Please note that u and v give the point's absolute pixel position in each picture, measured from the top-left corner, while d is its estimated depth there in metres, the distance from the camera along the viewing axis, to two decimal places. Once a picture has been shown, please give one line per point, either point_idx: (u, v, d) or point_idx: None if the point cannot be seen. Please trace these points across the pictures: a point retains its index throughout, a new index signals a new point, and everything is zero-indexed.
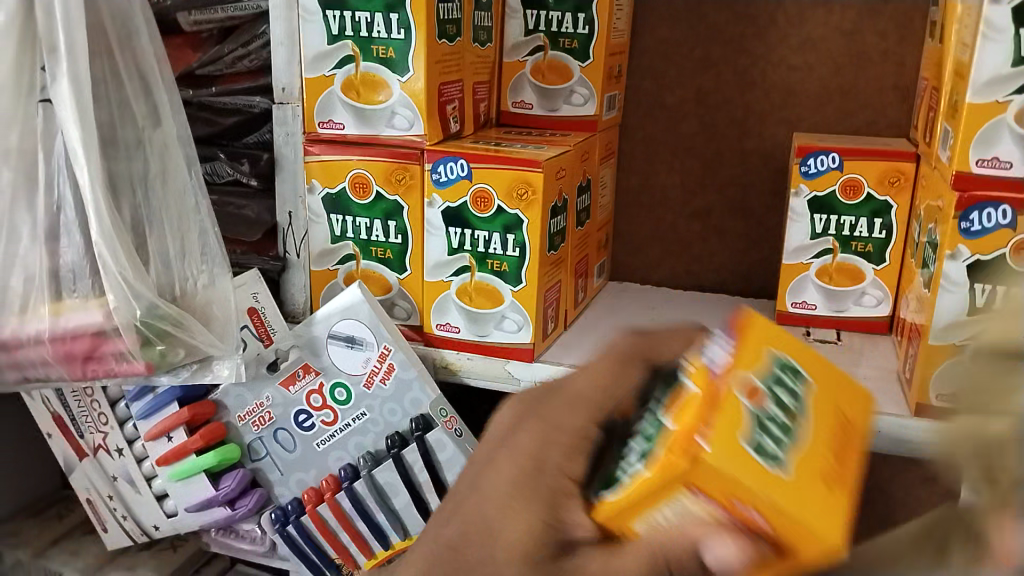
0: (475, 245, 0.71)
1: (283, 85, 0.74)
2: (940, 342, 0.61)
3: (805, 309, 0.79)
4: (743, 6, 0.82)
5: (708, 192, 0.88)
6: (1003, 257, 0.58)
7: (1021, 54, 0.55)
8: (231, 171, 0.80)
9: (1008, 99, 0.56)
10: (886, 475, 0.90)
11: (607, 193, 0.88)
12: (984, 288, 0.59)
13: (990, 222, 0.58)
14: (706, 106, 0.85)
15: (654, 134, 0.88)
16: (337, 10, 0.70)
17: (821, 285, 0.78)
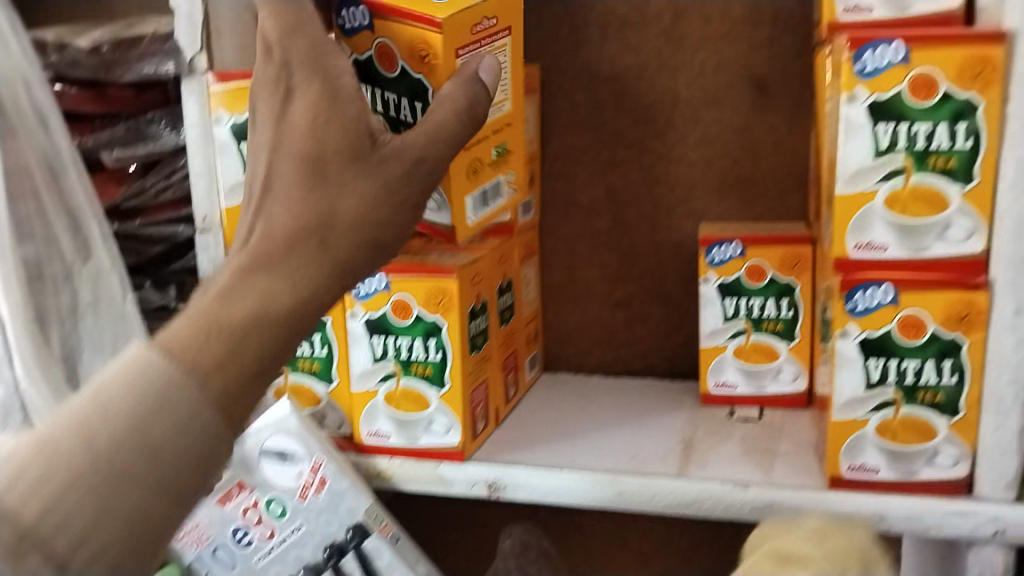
0: (399, 352, 0.73)
1: (205, 214, 0.79)
2: (843, 416, 0.63)
3: (726, 389, 0.82)
4: (641, 111, 0.89)
5: (627, 283, 0.92)
6: (891, 333, 0.62)
7: (880, 147, 0.61)
8: (160, 298, 0.83)
9: (875, 187, 0.61)
10: None
11: (532, 289, 0.91)
12: (876, 362, 0.62)
13: (873, 301, 0.62)
14: (617, 203, 0.91)
15: (571, 232, 0.93)
16: (250, 143, 0.76)
17: (739, 365, 0.81)
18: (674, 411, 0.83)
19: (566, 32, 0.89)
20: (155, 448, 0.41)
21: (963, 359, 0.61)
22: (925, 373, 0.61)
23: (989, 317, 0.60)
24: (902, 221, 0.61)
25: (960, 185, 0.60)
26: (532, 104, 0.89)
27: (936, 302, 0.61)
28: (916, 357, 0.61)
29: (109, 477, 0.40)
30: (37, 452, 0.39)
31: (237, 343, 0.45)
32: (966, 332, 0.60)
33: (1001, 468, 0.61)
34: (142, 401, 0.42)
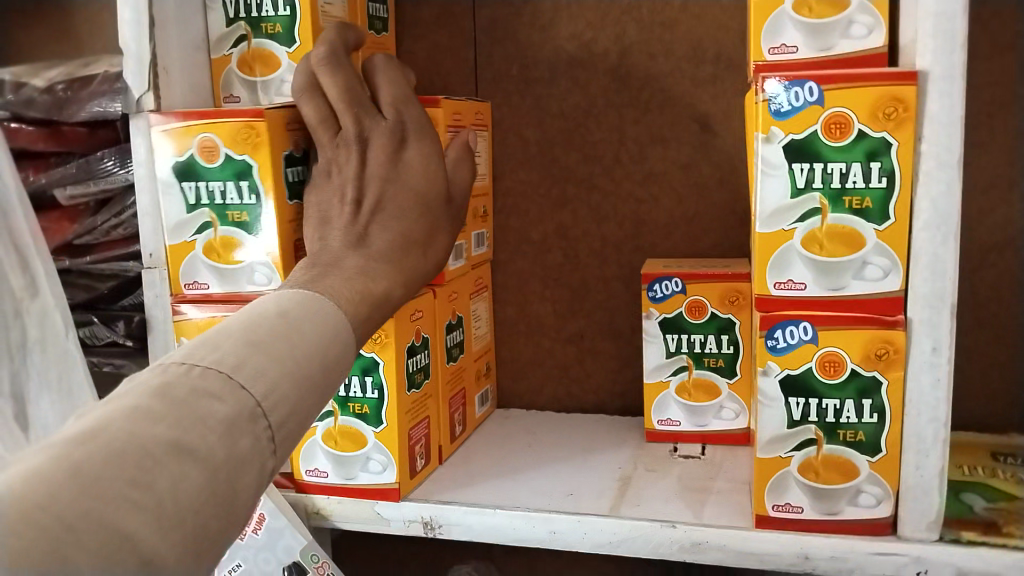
0: (335, 391, 0.73)
1: (150, 252, 0.78)
2: (767, 454, 0.63)
3: (670, 425, 0.82)
4: (590, 148, 0.89)
5: (578, 318, 0.92)
6: (811, 371, 0.62)
7: (796, 186, 0.60)
8: (108, 334, 0.84)
9: (791, 227, 0.61)
10: None
11: (483, 324, 0.91)
12: (797, 400, 0.62)
13: (794, 339, 0.61)
14: (567, 239, 0.91)
15: (523, 267, 0.93)
16: (192, 181, 0.74)
17: (682, 402, 0.81)
18: (618, 448, 0.82)
19: (515, 70, 0.90)
20: (270, 376, 0.49)
21: (883, 397, 0.61)
22: (844, 411, 0.62)
23: (906, 357, 0.60)
24: (819, 260, 0.60)
25: (875, 224, 0.59)
26: (482, 142, 0.88)
27: (855, 341, 0.61)
28: (836, 396, 0.61)
29: (296, 386, 0.50)
30: (184, 375, 0.45)
31: (272, 348, 0.50)
32: (885, 371, 0.60)
33: (923, 508, 0.61)
34: (253, 339, 0.50)
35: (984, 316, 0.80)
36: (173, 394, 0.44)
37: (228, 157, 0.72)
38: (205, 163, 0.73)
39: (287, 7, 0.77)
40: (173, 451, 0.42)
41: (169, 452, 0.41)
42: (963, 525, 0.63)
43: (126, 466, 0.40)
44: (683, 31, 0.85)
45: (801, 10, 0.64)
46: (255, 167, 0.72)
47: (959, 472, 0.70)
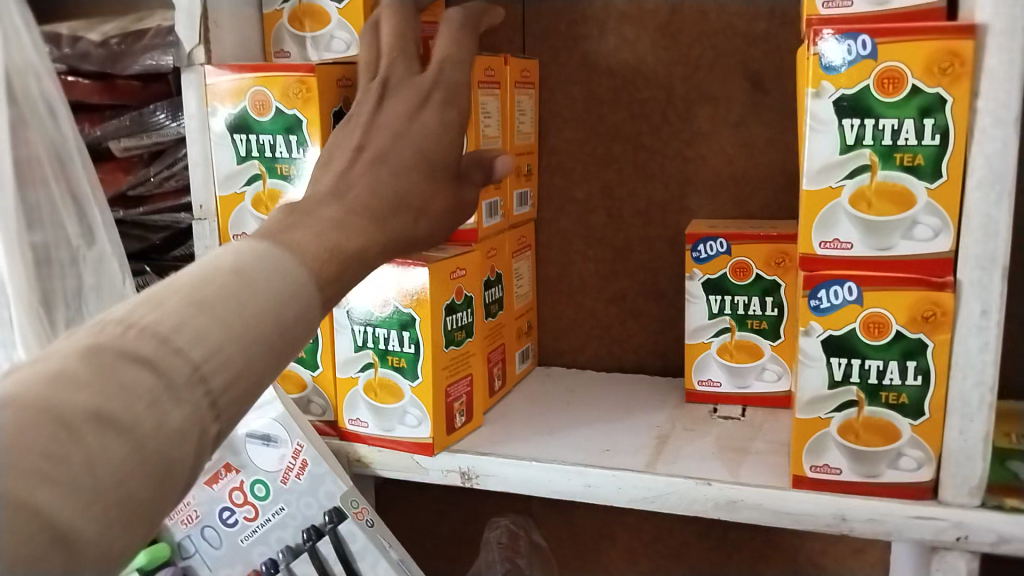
0: (377, 342, 0.75)
1: (201, 203, 0.80)
2: (807, 415, 0.63)
3: (711, 386, 0.82)
4: (637, 107, 0.88)
5: (621, 279, 0.92)
6: (855, 332, 0.61)
7: (846, 142, 0.58)
8: (159, 284, 0.86)
9: (840, 184, 0.59)
10: (818, 550, 0.89)
11: (525, 283, 0.92)
12: (839, 361, 0.61)
13: (838, 299, 0.60)
14: (612, 199, 0.91)
15: (567, 226, 0.93)
16: (244, 134, 0.75)
17: (723, 363, 0.81)
18: (658, 407, 0.83)
19: (564, 26, 0.89)
20: (161, 382, 0.37)
21: (929, 359, 0.60)
22: (887, 373, 0.61)
23: (954, 319, 0.58)
24: (867, 218, 0.59)
25: (927, 182, 0.58)
26: (528, 98, 0.88)
27: (901, 302, 0.59)
28: (879, 358, 0.61)
29: (243, 350, 0.41)
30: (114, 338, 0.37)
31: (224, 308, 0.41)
32: (931, 334, 0.59)
33: (966, 472, 0.60)
34: (197, 297, 0.40)
35: None
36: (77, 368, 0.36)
37: (279, 112, 0.73)
38: (256, 117, 0.74)
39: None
40: (100, 422, 0.35)
41: (96, 422, 0.34)
42: (1005, 492, 0.62)
43: (48, 436, 0.33)
44: None
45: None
46: (305, 122, 0.73)
47: (1006, 439, 0.69)
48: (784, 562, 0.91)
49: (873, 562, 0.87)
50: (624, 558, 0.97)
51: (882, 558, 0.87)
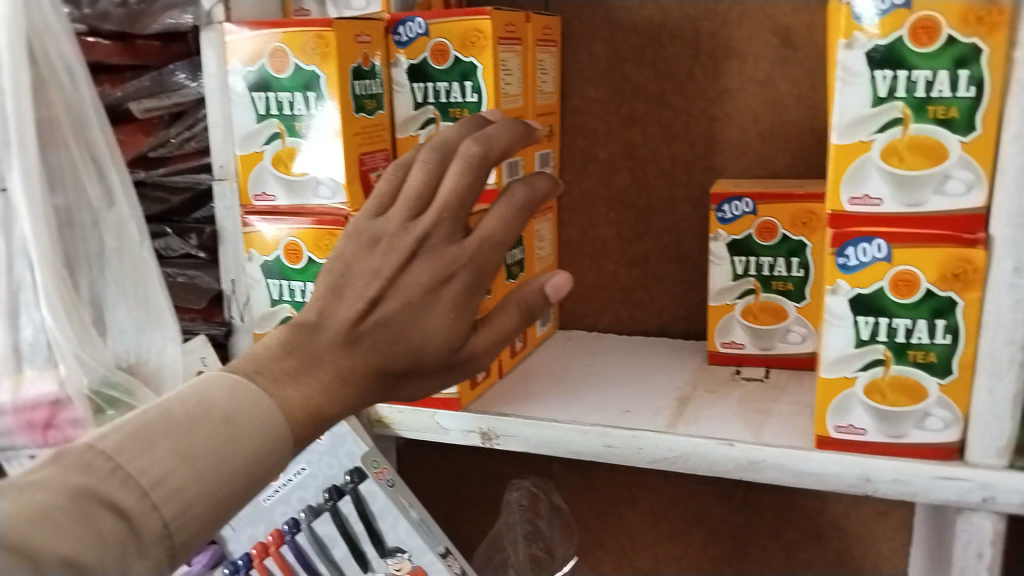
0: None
1: (221, 163, 0.80)
2: (832, 374, 0.62)
3: (734, 348, 0.81)
4: (662, 65, 0.86)
5: (643, 241, 0.91)
6: (883, 290, 0.60)
7: (877, 95, 0.57)
8: (182, 245, 0.86)
9: (871, 138, 0.58)
10: (840, 513, 0.89)
11: (546, 244, 0.91)
12: (867, 320, 0.61)
13: (866, 258, 0.60)
14: (636, 159, 0.90)
15: (589, 188, 0.92)
16: (263, 92, 0.75)
17: (748, 325, 0.80)
18: (681, 370, 0.82)
19: None
20: (238, 433, 0.43)
21: (958, 318, 0.59)
22: (916, 332, 0.60)
23: (986, 276, 0.57)
24: (899, 174, 0.58)
25: (960, 136, 0.56)
26: (550, 57, 0.86)
27: (931, 260, 0.58)
28: (908, 316, 0.60)
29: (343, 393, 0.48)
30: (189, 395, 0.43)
31: (295, 367, 0.47)
32: (962, 292, 0.58)
33: (993, 432, 0.60)
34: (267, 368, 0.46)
35: None
36: (161, 420, 0.41)
37: (298, 68, 0.73)
38: (274, 74, 0.74)
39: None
40: (181, 456, 0.40)
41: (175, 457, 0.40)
42: None
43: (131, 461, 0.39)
44: None
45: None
46: (323, 78, 0.72)
47: None
48: (806, 525, 0.90)
49: (897, 524, 0.87)
50: (645, 522, 0.97)
51: (906, 521, 0.87)
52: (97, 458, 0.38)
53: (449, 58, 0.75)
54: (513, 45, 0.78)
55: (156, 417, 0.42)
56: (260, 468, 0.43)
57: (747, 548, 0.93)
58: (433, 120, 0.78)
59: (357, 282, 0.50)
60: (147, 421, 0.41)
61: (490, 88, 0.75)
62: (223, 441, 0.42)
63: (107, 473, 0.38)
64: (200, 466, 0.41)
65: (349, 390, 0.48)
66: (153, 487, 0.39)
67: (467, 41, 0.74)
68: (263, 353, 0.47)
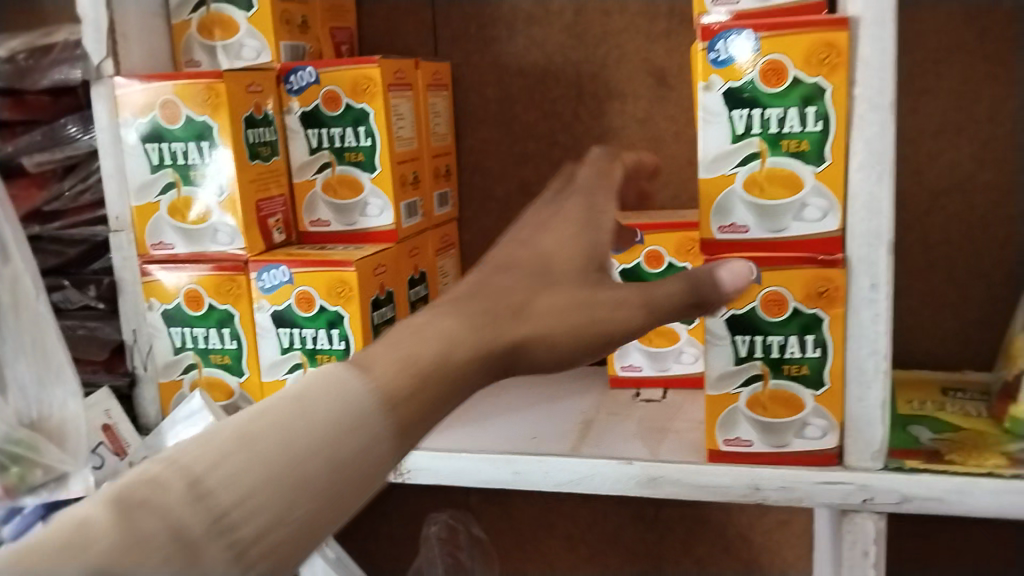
0: (304, 343, 0.75)
1: (116, 214, 0.79)
2: (717, 391, 0.65)
3: (633, 371, 0.84)
4: (549, 105, 0.91)
5: None
6: (755, 309, 0.63)
7: (736, 132, 0.61)
8: (80, 297, 0.86)
9: (733, 171, 0.62)
10: (746, 524, 0.92)
11: (451, 281, 0.92)
12: (743, 338, 0.64)
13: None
14: (530, 195, 0.93)
15: (489, 225, 0.95)
16: (156, 143, 0.75)
17: (645, 348, 0.83)
18: (585, 395, 0.85)
19: (473, 30, 0.91)
20: (234, 466, 0.37)
21: (825, 332, 0.63)
22: (788, 347, 0.64)
23: (847, 293, 0.62)
24: (762, 202, 0.62)
25: (813, 166, 0.61)
26: (442, 100, 0.89)
27: (798, 279, 0.62)
28: (781, 332, 0.63)
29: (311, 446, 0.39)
30: None
31: (419, 382, 0.43)
32: (827, 309, 0.62)
33: (867, 438, 0.63)
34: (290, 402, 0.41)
35: (933, 257, 0.83)
36: (253, 447, 0.38)
37: (189, 119, 0.74)
38: (167, 125, 0.75)
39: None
40: None
41: None
42: (905, 454, 0.66)
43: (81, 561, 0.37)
44: None
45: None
46: (215, 127, 0.74)
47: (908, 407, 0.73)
48: (715, 538, 0.93)
49: (799, 532, 0.91)
50: (563, 548, 0.98)
51: (807, 528, 0.91)
52: (199, 495, 0.36)
53: (340, 104, 0.77)
54: (405, 92, 0.81)
55: (147, 483, 0.36)
56: (348, 493, 0.40)
57: (661, 566, 0.96)
58: (327, 165, 0.79)
59: (503, 305, 0.48)
60: (156, 462, 0.37)
61: (383, 131, 0.77)
62: (324, 475, 0.39)
63: (184, 496, 0.36)
64: (292, 497, 0.38)
65: (411, 379, 0.42)
66: (230, 507, 0.36)
67: (357, 87, 0.77)
68: (423, 349, 0.44)
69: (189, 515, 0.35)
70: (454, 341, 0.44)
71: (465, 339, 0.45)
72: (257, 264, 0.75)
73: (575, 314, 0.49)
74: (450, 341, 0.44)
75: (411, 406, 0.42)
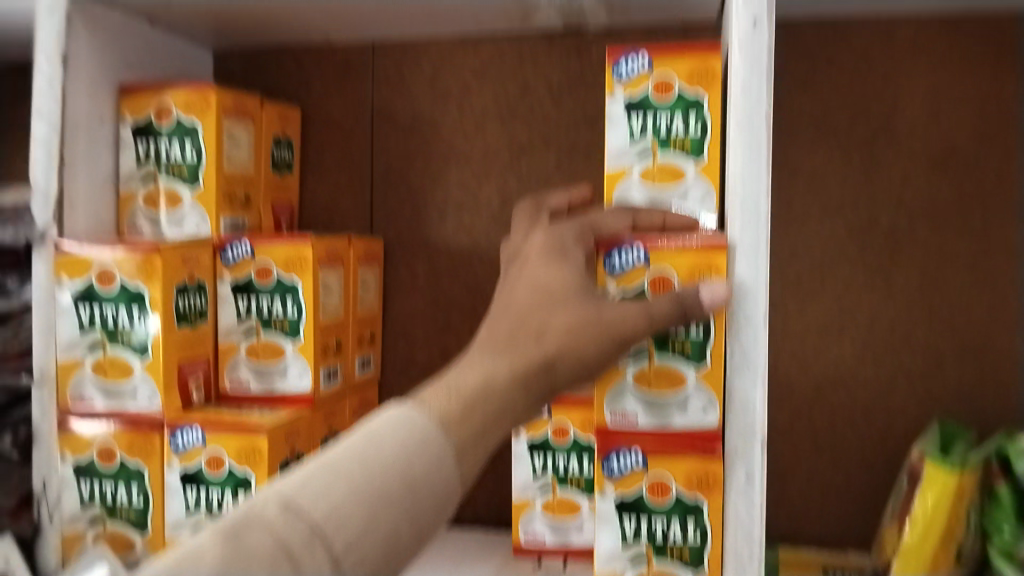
0: (210, 504, 0.77)
1: (39, 369, 0.79)
2: (605, 570, 0.69)
3: (536, 543, 0.87)
4: (474, 282, 0.97)
5: None
6: (642, 494, 0.68)
7: None
8: None
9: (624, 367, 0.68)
10: None
11: None
12: (630, 520, 0.68)
13: (627, 465, 0.68)
14: (451, 364, 0.98)
15: (409, 389, 0.99)
16: (88, 303, 0.79)
17: (547, 520, 0.86)
18: (489, 565, 0.87)
19: (408, 208, 0.98)
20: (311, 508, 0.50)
21: (705, 520, 0.67)
22: (670, 531, 0.68)
23: (725, 483, 0.67)
24: (652, 395, 0.67)
25: (694, 367, 0.67)
26: (372, 271, 0.95)
27: (680, 467, 0.68)
28: (663, 516, 0.68)
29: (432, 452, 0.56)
30: (254, 512, 0.49)
31: (471, 404, 0.60)
32: (708, 495, 0.67)
33: None
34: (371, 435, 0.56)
35: (820, 445, 0.89)
36: (339, 473, 0.52)
37: (123, 284, 0.78)
38: (101, 288, 0.79)
39: (194, 153, 0.84)
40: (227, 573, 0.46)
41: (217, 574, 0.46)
42: None
43: None
44: (558, 184, 0.95)
45: (645, 177, 0.70)
46: (147, 295, 0.78)
47: None
48: None
49: None
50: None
51: None
52: (291, 512, 0.49)
53: (271, 276, 0.83)
54: (334, 267, 0.86)
55: (247, 515, 0.49)
56: (424, 501, 0.55)
57: None
58: (254, 330, 0.84)
59: (527, 329, 0.66)
60: (288, 485, 0.52)
61: (309, 304, 0.82)
62: (424, 474, 0.55)
63: (280, 513, 0.49)
64: (374, 509, 0.52)
65: (524, 388, 0.63)
66: (326, 515, 0.50)
67: (288, 268, 0.82)
68: (472, 382, 0.62)
69: (308, 518, 0.49)
70: (499, 371, 0.63)
71: (500, 371, 0.63)
72: (171, 426, 0.77)
73: (587, 330, 0.62)
74: (496, 367, 0.63)
75: (464, 425, 0.58)
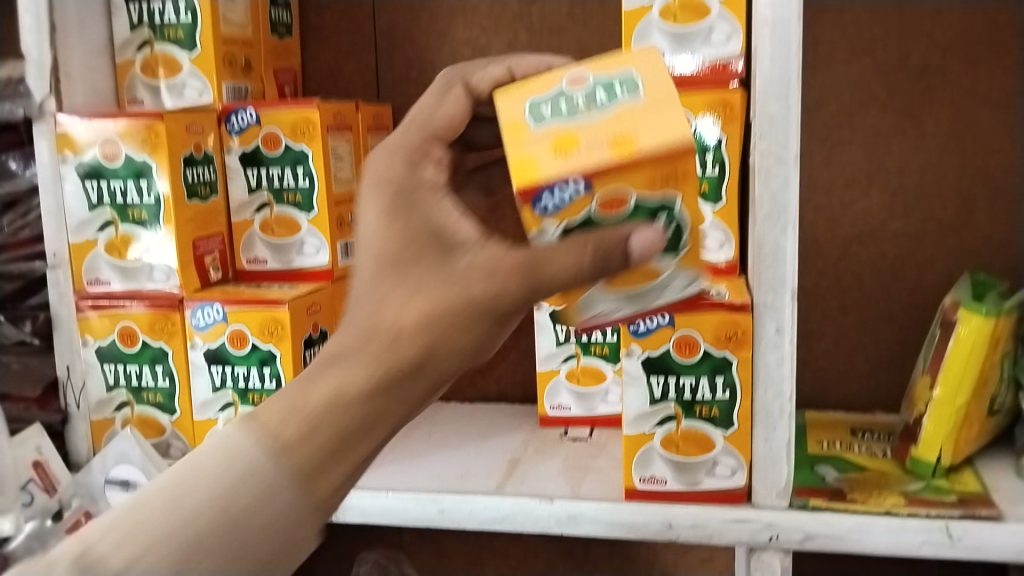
0: (236, 381, 0.77)
1: (53, 250, 0.79)
2: (634, 431, 0.68)
3: (562, 411, 0.87)
4: None
5: None
6: (669, 353, 0.67)
7: None
8: (15, 333, 0.84)
9: None
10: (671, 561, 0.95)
11: None
12: (658, 380, 0.67)
13: (653, 324, 0.67)
14: None
15: None
16: (95, 181, 0.77)
17: (572, 387, 0.86)
18: (517, 434, 0.87)
19: (415, 74, 0.94)
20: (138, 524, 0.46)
21: (734, 374, 0.66)
22: (699, 388, 0.67)
23: (754, 337, 0.65)
24: (628, 291, 0.51)
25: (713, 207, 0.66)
26: (383, 141, 0.92)
27: (708, 324, 0.66)
28: (692, 375, 0.67)
29: (281, 483, 0.49)
30: (79, 545, 0.45)
31: (307, 429, 0.50)
32: (737, 352, 0.66)
33: (774, 476, 0.67)
34: (176, 491, 0.48)
35: (846, 304, 0.87)
36: (140, 511, 0.47)
37: (130, 158, 0.76)
38: (107, 164, 0.76)
39: (189, 14, 0.80)
40: None
41: None
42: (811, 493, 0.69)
43: None
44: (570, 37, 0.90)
45: (664, 18, 0.68)
46: (155, 166, 0.76)
47: (818, 446, 0.78)
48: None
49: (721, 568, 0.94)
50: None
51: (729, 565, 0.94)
52: (89, 564, 0.44)
53: (280, 146, 0.80)
54: (343, 135, 0.83)
55: (85, 541, 0.45)
56: (256, 536, 0.48)
57: None
58: (266, 204, 0.82)
59: (374, 329, 0.51)
60: (90, 528, 0.46)
61: (321, 173, 0.80)
62: (247, 509, 0.48)
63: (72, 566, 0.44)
64: (185, 553, 0.46)
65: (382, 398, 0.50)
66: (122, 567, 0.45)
67: (297, 132, 0.79)
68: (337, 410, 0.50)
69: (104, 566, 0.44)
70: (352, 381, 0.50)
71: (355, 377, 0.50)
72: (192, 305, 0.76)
73: (449, 314, 0.50)
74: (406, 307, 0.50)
75: (307, 446, 0.49)
